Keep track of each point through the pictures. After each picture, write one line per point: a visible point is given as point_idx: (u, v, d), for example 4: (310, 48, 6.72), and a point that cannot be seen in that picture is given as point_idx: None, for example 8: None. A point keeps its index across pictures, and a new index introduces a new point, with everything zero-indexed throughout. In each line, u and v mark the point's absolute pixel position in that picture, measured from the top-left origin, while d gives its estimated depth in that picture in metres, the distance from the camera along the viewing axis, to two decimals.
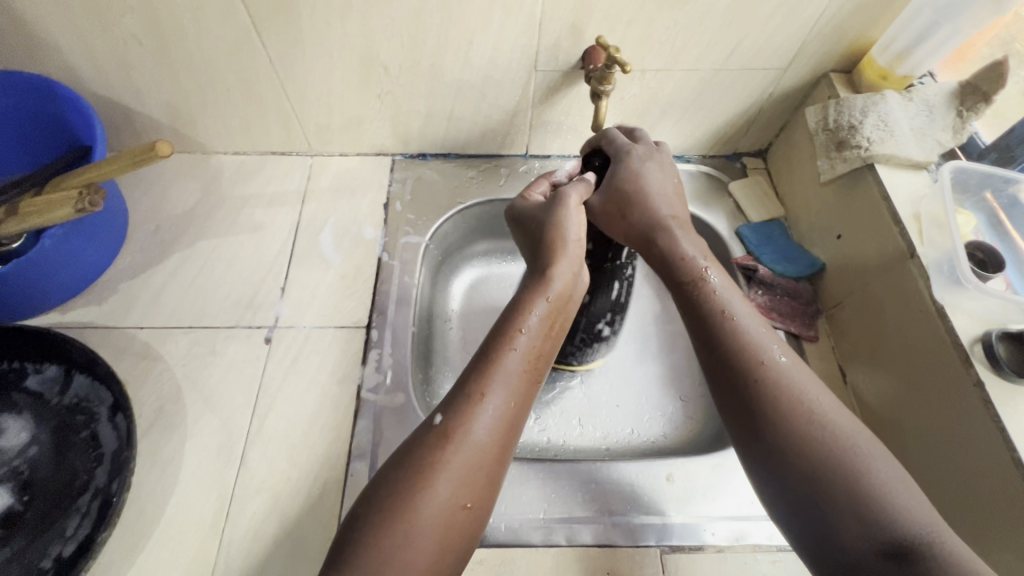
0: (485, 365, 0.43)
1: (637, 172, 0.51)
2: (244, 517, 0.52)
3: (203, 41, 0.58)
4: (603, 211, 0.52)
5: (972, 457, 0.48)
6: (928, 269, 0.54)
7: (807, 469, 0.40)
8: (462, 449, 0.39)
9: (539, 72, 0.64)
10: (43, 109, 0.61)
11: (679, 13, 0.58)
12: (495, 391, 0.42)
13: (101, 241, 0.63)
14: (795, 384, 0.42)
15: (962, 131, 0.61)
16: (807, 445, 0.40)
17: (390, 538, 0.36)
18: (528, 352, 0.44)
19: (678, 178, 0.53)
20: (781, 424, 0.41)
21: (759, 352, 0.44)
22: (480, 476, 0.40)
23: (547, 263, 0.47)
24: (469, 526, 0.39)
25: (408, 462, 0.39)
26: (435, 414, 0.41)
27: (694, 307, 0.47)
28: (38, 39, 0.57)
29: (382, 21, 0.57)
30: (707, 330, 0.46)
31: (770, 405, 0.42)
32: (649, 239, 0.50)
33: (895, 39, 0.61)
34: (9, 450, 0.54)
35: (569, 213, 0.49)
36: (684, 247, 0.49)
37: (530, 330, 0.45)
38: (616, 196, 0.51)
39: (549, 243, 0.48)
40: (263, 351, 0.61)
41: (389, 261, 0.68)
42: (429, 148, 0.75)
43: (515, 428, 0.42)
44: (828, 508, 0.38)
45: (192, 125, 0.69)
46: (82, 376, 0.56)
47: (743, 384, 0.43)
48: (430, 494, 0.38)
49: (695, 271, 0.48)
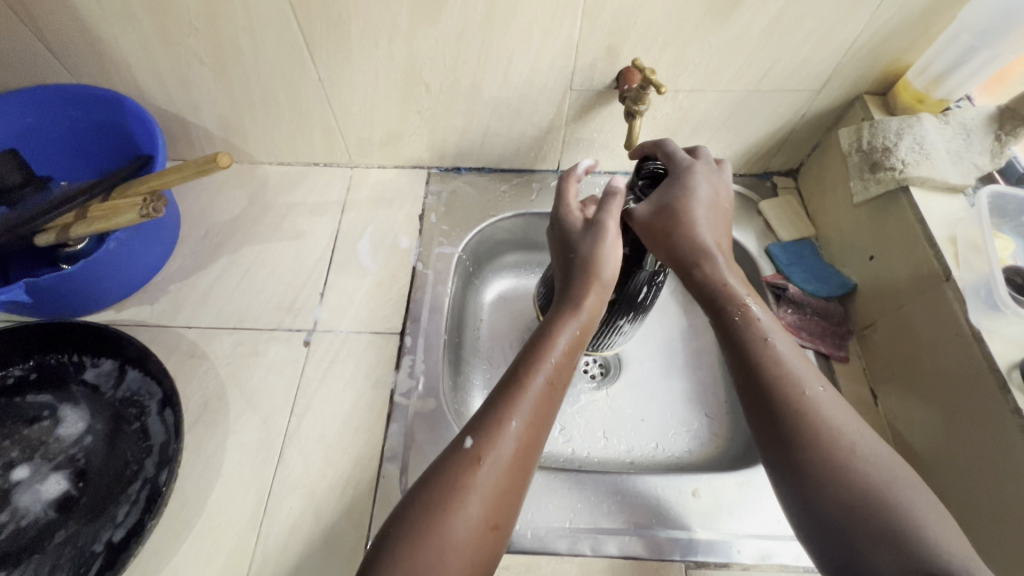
0: (514, 389, 0.45)
1: (691, 191, 0.51)
2: (281, 513, 0.54)
3: (258, 59, 0.62)
4: (647, 224, 0.51)
5: (1009, 492, 0.47)
6: (965, 293, 0.54)
7: (841, 502, 0.40)
8: (492, 470, 0.42)
9: (575, 91, 0.66)
10: (109, 121, 0.66)
11: (713, 36, 0.59)
12: (522, 416, 0.44)
13: (156, 244, 0.67)
14: (832, 416, 0.43)
15: (1001, 156, 0.60)
16: (840, 478, 0.40)
17: (424, 553, 0.38)
18: (552, 376, 0.46)
19: (730, 204, 0.53)
20: (814, 455, 0.41)
21: (795, 381, 0.45)
22: (508, 496, 0.42)
23: (579, 294, 0.49)
24: (495, 545, 0.41)
25: (441, 481, 0.41)
26: (466, 437, 0.43)
27: (732, 332, 0.48)
28: (109, 57, 0.62)
29: (427, 42, 0.60)
30: (744, 356, 0.47)
31: (802, 435, 0.42)
32: (693, 264, 0.50)
33: (931, 63, 0.61)
34: (68, 438, 0.58)
35: (607, 234, 0.51)
36: (726, 274, 0.50)
37: (558, 353, 0.47)
38: (664, 211, 0.51)
39: (586, 265, 0.50)
40: (302, 352, 0.64)
41: (423, 270, 0.70)
42: (463, 162, 0.78)
43: (536, 448, 0.44)
44: (862, 542, 0.38)
45: (242, 137, 0.73)
46: (134, 371, 0.60)
47: (777, 412, 0.44)
48: (462, 514, 0.40)
49: (735, 298, 0.49)
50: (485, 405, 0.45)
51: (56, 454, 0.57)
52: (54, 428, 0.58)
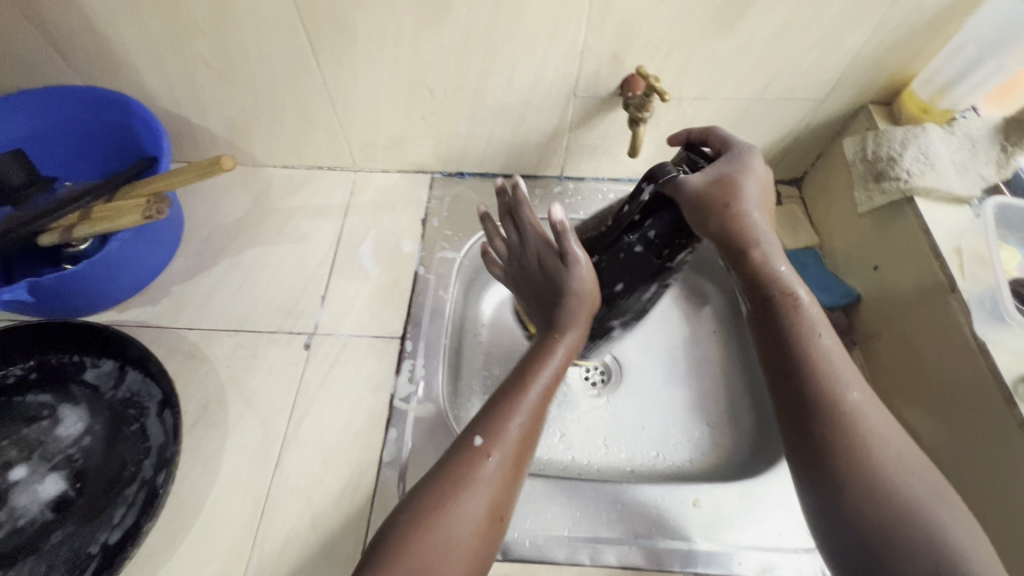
0: (516, 389, 0.48)
1: (747, 167, 0.49)
2: (279, 517, 0.54)
3: (264, 64, 0.62)
4: (702, 191, 0.47)
5: (1013, 508, 0.47)
6: (970, 304, 0.53)
7: (884, 509, 0.39)
8: (500, 466, 0.44)
9: (578, 98, 0.66)
10: (115, 123, 0.66)
11: (718, 44, 0.59)
12: (521, 414, 0.46)
13: (160, 245, 0.67)
14: (875, 422, 0.42)
15: (1006, 167, 0.60)
16: (878, 484, 0.40)
17: (428, 548, 0.39)
18: (550, 380, 0.49)
19: (779, 196, 0.52)
20: (858, 463, 0.41)
21: (841, 383, 0.44)
22: (508, 490, 0.44)
23: (564, 322, 0.50)
24: (496, 537, 0.43)
25: (447, 477, 0.43)
26: (474, 435, 0.45)
27: (777, 327, 0.47)
28: (116, 59, 0.62)
29: (432, 47, 0.60)
30: (789, 354, 0.46)
31: (840, 442, 0.42)
32: (744, 248, 0.48)
33: (937, 73, 0.61)
34: (66, 438, 0.57)
35: (586, 265, 0.51)
36: (774, 264, 0.48)
37: (557, 359, 0.49)
38: (722, 184, 0.47)
39: (581, 299, 0.50)
40: (302, 356, 0.64)
41: (425, 274, 0.70)
42: (467, 167, 0.78)
43: (531, 450, 0.47)
44: (900, 552, 0.38)
45: (247, 140, 0.74)
46: (134, 371, 0.60)
47: (821, 421, 0.43)
48: (468, 509, 0.41)
49: (783, 291, 0.48)
50: (485, 405, 0.47)
51: (54, 454, 0.56)
52: (53, 428, 0.58)
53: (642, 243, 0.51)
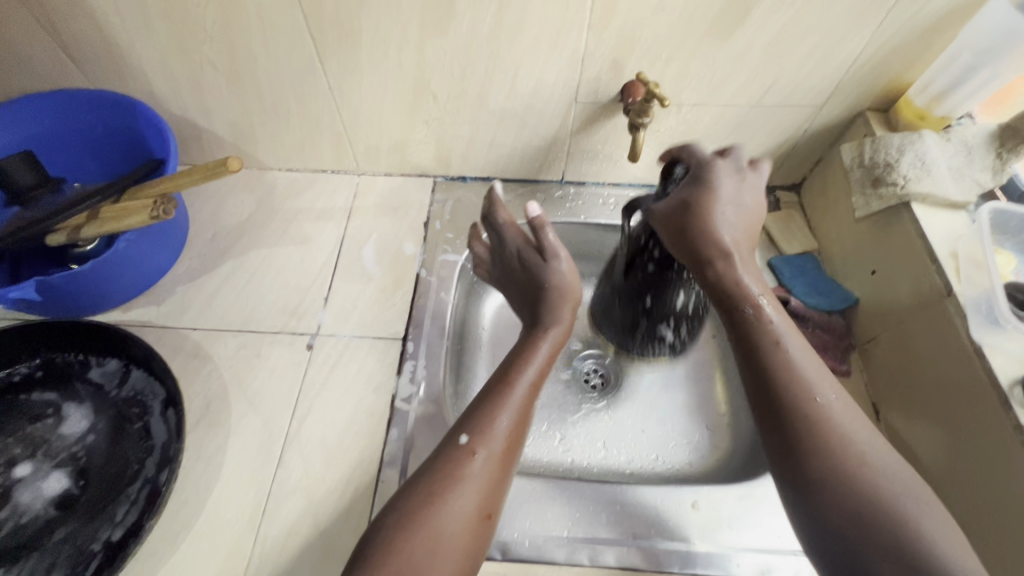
0: (502, 387, 0.49)
1: (716, 189, 0.51)
2: (280, 515, 0.54)
3: (270, 69, 0.63)
4: (665, 216, 0.51)
5: (1008, 509, 0.48)
6: (965, 308, 0.54)
7: (850, 505, 0.40)
8: (486, 462, 0.44)
9: (579, 103, 0.67)
10: (122, 125, 0.67)
11: (717, 52, 0.60)
12: (507, 412, 0.47)
13: (165, 247, 0.67)
14: (842, 422, 0.43)
15: (1002, 173, 0.61)
16: (856, 481, 0.40)
17: (416, 544, 0.40)
18: (534, 379, 0.50)
19: (756, 205, 0.53)
20: (826, 457, 0.42)
21: (807, 385, 0.45)
22: (497, 486, 0.44)
23: (547, 322, 0.54)
24: (486, 534, 0.43)
25: (436, 474, 0.43)
26: (461, 434, 0.46)
27: (744, 334, 0.49)
28: (126, 64, 0.63)
29: (436, 53, 0.61)
30: (758, 360, 0.47)
31: (812, 438, 0.43)
32: (706, 262, 0.50)
33: (933, 81, 0.62)
34: (69, 436, 0.58)
35: (564, 260, 0.58)
36: (740, 273, 0.50)
37: (540, 359, 0.52)
38: (683, 206, 0.51)
39: (560, 292, 0.56)
40: (305, 356, 0.64)
41: (426, 276, 0.70)
42: (469, 171, 0.78)
43: (519, 446, 0.47)
44: (871, 546, 0.38)
45: (252, 143, 0.75)
46: (139, 370, 0.61)
47: (792, 421, 0.44)
48: (454, 505, 0.42)
49: (748, 299, 0.49)
50: (471, 406, 0.48)
51: (58, 452, 0.57)
52: (58, 425, 0.58)
53: (653, 262, 0.56)
